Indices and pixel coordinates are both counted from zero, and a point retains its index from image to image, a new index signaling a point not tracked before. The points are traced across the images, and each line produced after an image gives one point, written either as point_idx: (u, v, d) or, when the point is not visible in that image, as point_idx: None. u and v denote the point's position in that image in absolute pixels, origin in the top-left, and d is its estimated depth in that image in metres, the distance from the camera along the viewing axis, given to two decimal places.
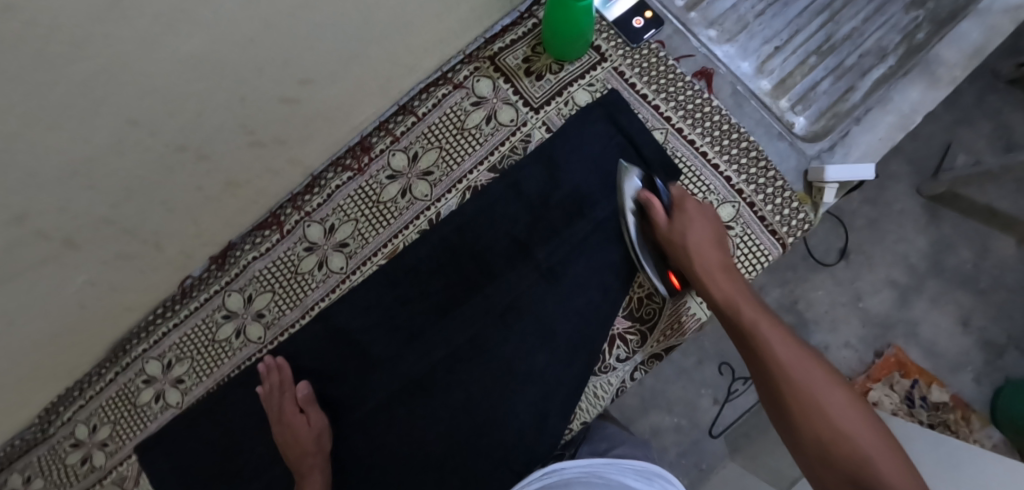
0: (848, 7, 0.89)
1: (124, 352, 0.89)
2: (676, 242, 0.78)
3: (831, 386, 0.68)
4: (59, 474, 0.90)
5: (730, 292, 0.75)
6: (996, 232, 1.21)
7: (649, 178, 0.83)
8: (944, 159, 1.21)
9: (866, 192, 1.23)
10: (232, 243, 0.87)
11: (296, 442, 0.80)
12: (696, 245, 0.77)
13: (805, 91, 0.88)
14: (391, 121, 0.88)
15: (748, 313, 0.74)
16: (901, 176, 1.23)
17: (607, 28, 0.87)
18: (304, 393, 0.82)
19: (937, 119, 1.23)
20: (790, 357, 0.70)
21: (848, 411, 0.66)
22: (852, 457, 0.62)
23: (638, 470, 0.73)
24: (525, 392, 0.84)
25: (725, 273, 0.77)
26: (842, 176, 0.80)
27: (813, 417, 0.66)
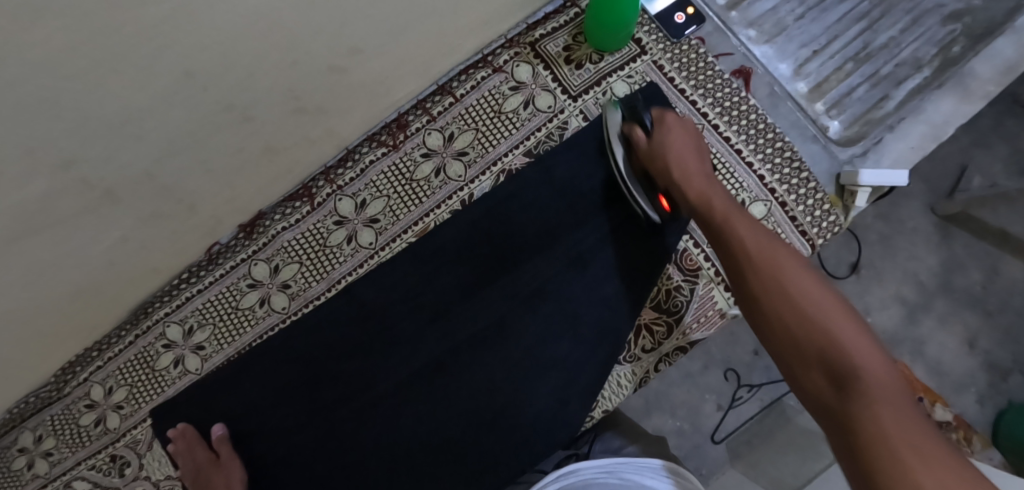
0: (887, 17, 0.91)
1: (146, 315, 0.88)
2: (655, 153, 0.77)
3: (809, 278, 0.62)
4: (71, 435, 0.89)
5: (706, 194, 0.73)
6: (1009, 255, 1.22)
7: (630, 105, 0.83)
8: (960, 180, 1.23)
9: (880, 208, 1.24)
10: (262, 212, 0.87)
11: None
12: (675, 152, 0.76)
13: (839, 96, 0.89)
14: (430, 101, 0.88)
15: (721, 208, 0.71)
16: (917, 194, 1.24)
17: (649, 22, 0.88)
18: (221, 433, 0.85)
19: (955, 140, 1.24)
20: (758, 244, 0.67)
21: (823, 301, 0.60)
22: (822, 342, 0.57)
23: (655, 469, 0.77)
24: (547, 377, 0.84)
25: (703, 178, 0.75)
26: (875, 181, 0.80)
27: (787, 311, 0.61)
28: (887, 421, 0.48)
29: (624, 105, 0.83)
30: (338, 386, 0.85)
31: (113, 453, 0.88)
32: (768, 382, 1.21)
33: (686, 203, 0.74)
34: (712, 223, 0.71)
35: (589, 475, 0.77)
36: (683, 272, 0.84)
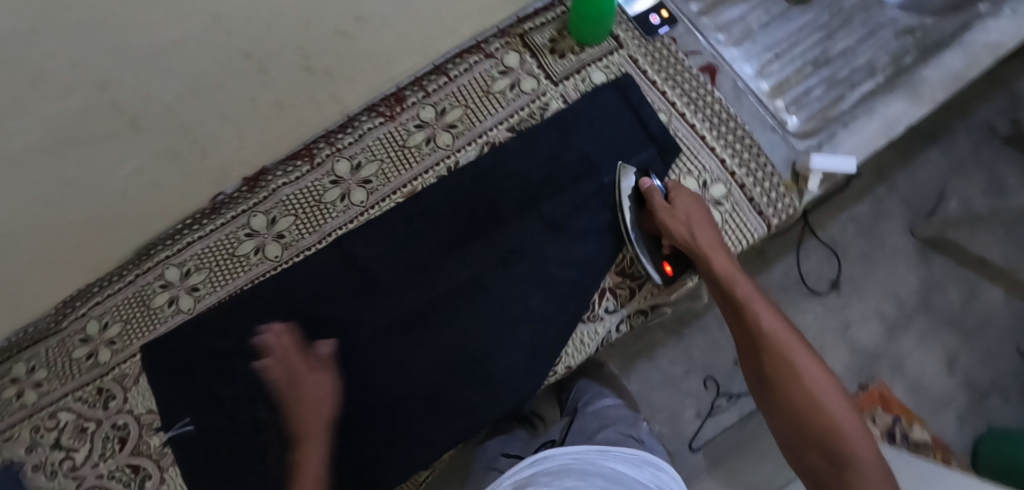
0: (843, 29, 1.00)
1: (147, 255, 0.94)
2: (675, 218, 0.83)
3: (813, 365, 0.75)
4: (62, 367, 0.93)
5: (729, 268, 0.81)
6: (985, 279, 1.27)
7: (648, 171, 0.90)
8: (937, 203, 1.29)
9: (862, 224, 1.29)
10: (266, 168, 0.94)
11: (304, 402, 0.84)
12: (695, 223, 0.83)
13: (799, 95, 0.97)
14: (426, 79, 0.96)
15: (742, 289, 0.80)
16: (897, 214, 1.29)
17: (626, 21, 0.98)
18: (327, 350, 0.87)
19: (935, 166, 1.31)
20: (773, 325, 0.78)
21: (823, 381, 0.74)
22: (824, 423, 0.71)
23: (627, 457, 0.80)
24: (519, 332, 0.88)
25: (719, 249, 0.83)
26: (825, 165, 0.88)
27: (797, 393, 0.73)
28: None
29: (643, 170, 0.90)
30: (321, 332, 0.90)
31: (100, 387, 0.92)
32: (747, 393, 1.23)
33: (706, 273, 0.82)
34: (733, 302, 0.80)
35: (562, 460, 0.78)
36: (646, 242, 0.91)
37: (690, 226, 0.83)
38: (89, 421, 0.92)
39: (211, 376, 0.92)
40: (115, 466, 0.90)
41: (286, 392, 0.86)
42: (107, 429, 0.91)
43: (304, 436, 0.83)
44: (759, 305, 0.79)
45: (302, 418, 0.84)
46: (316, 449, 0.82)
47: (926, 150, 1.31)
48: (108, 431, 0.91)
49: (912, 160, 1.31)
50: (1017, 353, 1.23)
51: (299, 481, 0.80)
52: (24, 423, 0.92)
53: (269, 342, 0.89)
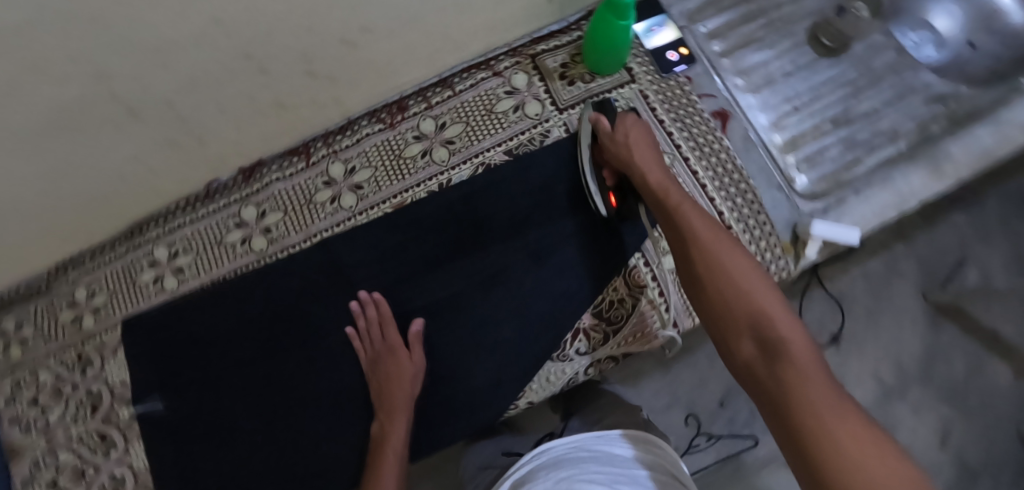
0: (872, 88, 0.95)
1: (140, 232, 0.97)
2: (618, 140, 0.82)
3: (746, 264, 0.66)
4: (48, 327, 0.97)
5: (664, 181, 0.77)
6: (996, 358, 1.18)
7: (601, 104, 0.88)
8: (955, 270, 1.22)
9: (871, 282, 1.23)
10: (262, 160, 0.96)
11: (393, 378, 0.85)
12: (635, 142, 0.81)
13: (812, 153, 0.93)
14: (430, 90, 0.96)
15: (675, 197, 0.75)
16: (910, 276, 1.23)
17: (642, 54, 0.95)
18: (417, 330, 0.87)
19: (958, 231, 1.24)
20: (704, 228, 0.70)
21: (755, 277, 0.64)
22: (753, 316, 0.61)
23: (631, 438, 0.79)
24: (488, 358, 0.88)
25: (658, 165, 0.79)
26: (827, 233, 0.84)
27: (725, 290, 0.64)
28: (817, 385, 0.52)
29: (595, 103, 0.88)
30: (297, 329, 0.92)
31: (80, 352, 0.95)
32: (728, 435, 1.19)
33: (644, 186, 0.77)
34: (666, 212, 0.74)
35: (560, 451, 0.76)
36: (630, 287, 0.88)
37: (631, 144, 0.80)
38: (65, 384, 0.95)
39: (182, 359, 0.93)
40: (84, 431, 0.93)
41: (377, 364, 0.87)
42: (81, 394, 0.94)
43: (386, 406, 0.85)
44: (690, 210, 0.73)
45: (383, 389, 0.86)
46: (398, 423, 0.84)
47: (950, 213, 1.25)
48: (82, 395, 0.94)
49: (935, 223, 1.25)
50: (1019, 439, 1.14)
51: (382, 453, 0.82)
52: (7, 376, 0.96)
53: (358, 315, 0.90)
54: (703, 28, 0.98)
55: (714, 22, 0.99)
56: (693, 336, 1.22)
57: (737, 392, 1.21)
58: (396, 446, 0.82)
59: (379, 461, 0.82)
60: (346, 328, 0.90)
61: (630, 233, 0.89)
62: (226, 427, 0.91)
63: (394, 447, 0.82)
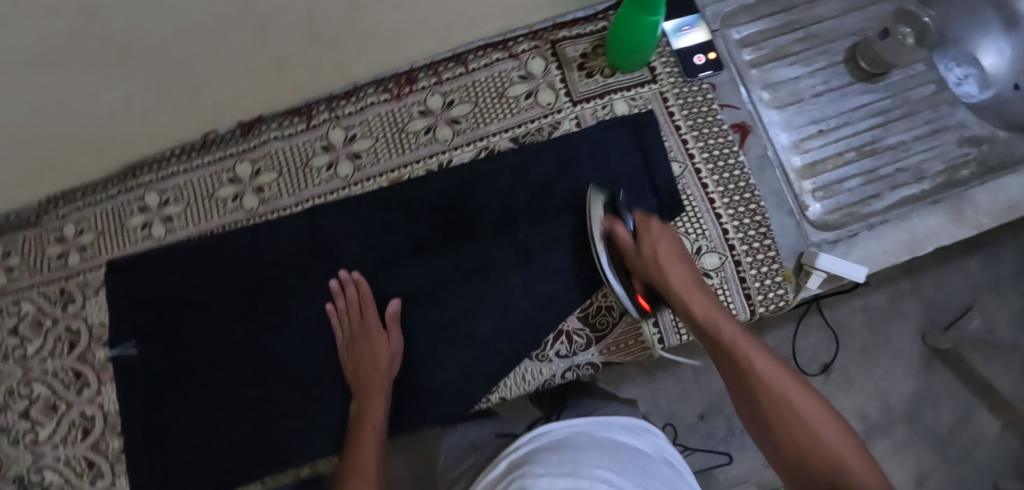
0: (904, 120, 0.91)
1: (134, 175, 0.95)
2: (649, 258, 0.78)
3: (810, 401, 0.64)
4: (34, 259, 0.97)
5: (708, 307, 0.74)
6: (985, 408, 1.16)
7: (611, 200, 0.83)
8: (960, 317, 1.18)
9: (872, 318, 1.19)
10: (262, 117, 0.93)
11: (371, 360, 0.83)
12: (668, 261, 0.77)
13: (831, 181, 0.89)
14: (442, 65, 0.92)
15: (723, 328, 0.72)
16: (912, 317, 1.18)
17: (668, 54, 0.90)
18: (394, 310, 0.86)
19: (969, 278, 1.19)
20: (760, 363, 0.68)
21: (820, 418, 0.63)
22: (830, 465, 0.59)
23: (624, 425, 0.76)
24: (464, 349, 0.86)
25: (699, 288, 0.77)
26: (832, 267, 0.81)
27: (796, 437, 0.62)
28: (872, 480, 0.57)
29: (606, 199, 0.83)
30: (276, 294, 0.90)
31: (63, 287, 0.96)
32: (703, 449, 1.18)
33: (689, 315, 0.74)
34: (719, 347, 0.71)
35: (559, 434, 0.71)
36: None
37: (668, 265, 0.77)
38: (46, 318, 0.96)
39: (160, 308, 0.92)
40: (61, 367, 0.94)
41: (352, 345, 0.85)
42: (60, 330, 0.95)
43: (362, 388, 0.84)
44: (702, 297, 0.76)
45: (359, 370, 0.84)
46: (377, 405, 0.83)
47: (966, 257, 1.19)
48: (60, 332, 0.95)
49: (947, 266, 1.20)
50: None
51: (361, 433, 0.81)
52: None
53: (337, 293, 0.88)
54: (736, 34, 0.93)
55: (748, 29, 0.93)
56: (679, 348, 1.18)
57: (718, 409, 1.19)
58: (375, 423, 0.81)
59: (356, 440, 0.80)
60: (325, 303, 0.89)
61: None
62: (193, 383, 0.91)
63: (373, 428, 0.81)
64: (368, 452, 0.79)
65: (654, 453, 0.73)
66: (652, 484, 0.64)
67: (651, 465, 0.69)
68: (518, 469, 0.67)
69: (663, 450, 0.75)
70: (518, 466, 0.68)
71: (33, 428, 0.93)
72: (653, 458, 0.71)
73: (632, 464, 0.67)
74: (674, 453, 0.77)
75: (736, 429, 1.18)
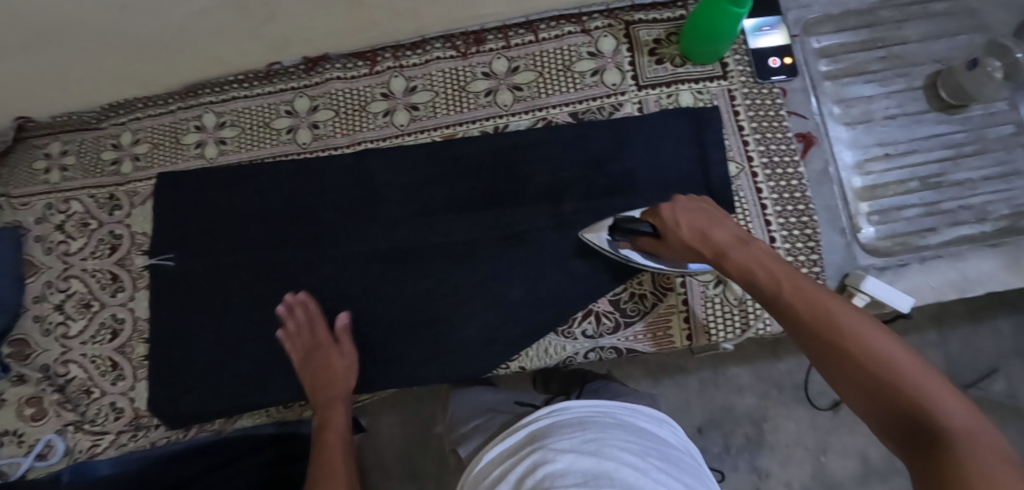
0: (974, 157, 0.87)
1: (195, 95, 0.97)
2: (666, 223, 0.74)
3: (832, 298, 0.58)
4: (89, 162, 1.00)
5: (723, 233, 0.70)
6: None
7: (621, 219, 0.80)
8: (983, 378, 1.14)
9: None
10: (328, 56, 0.94)
11: (327, 374, 0.85)
12: (679, 209, 0.73)
13: (889, 207, 0.87)
14: (513, 30, 0.91)
15: (728, 242, 0.69)
16: (935, 369, 1.15)
17: (743, 52, 0.88)
18: (343, 322, 0.88)
19: (1001, 340, 1.15)
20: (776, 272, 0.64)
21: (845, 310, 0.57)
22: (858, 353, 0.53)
23: (651, 414, 0.77)
24: (487, 314, 0.86)
25: (710, 218, 0.72)
26: (876, 292, 0.79)
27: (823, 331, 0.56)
28: (957, 424, 0.47)
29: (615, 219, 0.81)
30: (314, 231, 0.92)
31: (112, 193, 0.98)
32: None
33: (702, 247, 0.70)
34: (730, 262, 0.67)
35: (582, 411, 0.73)
36: (655, 285, 0.85)
37: (676, 212, 0.74)
38: (92, 219, 0.98)
39: (200, 227, 0.94)
40: (99, 267, 0.97)
41: (303, 365, 0.86)
42: (103, 233, 0.98)
43: (320, 403, 0.84)
44: (740, 251, 0.67)
45: (316, 383, 0.85)
46: (338, 415, 0.84)
47: (1000, 319, 1.16)
48: (104, 234, 0.98)
49: (979, 324, 1.16)
50: None
51: (325, 443, 0.81)
52: (42, 196, 1.00)
53: (284, 318, 0.88)
54: (816, 43, 0.90)
55: (829, 40, 0.91)
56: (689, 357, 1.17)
57: (718, 425, 1.17)
58: (338, 431, 0.82)
59: (322, 451, 0.81)
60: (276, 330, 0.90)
61: None
62: (222, 303, 0.93)
63: (334, 439, 0.82)
64: (335, 461, 0.79)
65: (676, 444, 0.74)
66: (676, 472, 0.65)
67: (675, 455, 0.70)
68: (538, 440, 0.68)
69: (684, 441, 0.76)
70: (538, 437, 0.70)
71: (65, 322, 0.97)
72: (676, 448, 0.72)
73: (657, 452, 0.67)
74: (694, 446, 0.78)
75: (732, 448, 1.16)
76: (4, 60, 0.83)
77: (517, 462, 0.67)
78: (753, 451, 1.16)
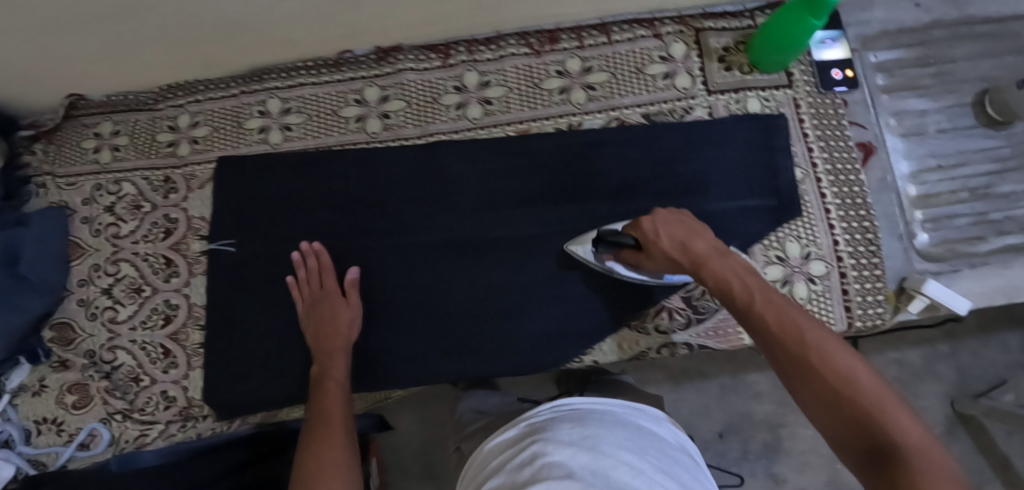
0: (1018, 172, 0.93)
1: (259, 80, 0.96)
2: (645, 233, 0.74)
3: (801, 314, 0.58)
4: (142, 142, 0.97)
5: (695, 241, 0.70)
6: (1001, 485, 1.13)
7: (606, 233, 0.82)
8: (992, 389, 1.17)
9: (903, 371, 1.19)
10: (401, 47, 0.94)
11: (334, 327, 0.84)
12: (655, 220, 0.74)
13: (941, 215, 0.91)
14: (587, 31, 0.93)
15: (704, 251, 0.68)
16: (944, 379, 1.19)
17: (807, 64, 0.92)
18: (352, 277, 0.88)
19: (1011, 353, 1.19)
20: (746, 282, 0.63)
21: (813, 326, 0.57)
22: (827, 368, 0.53)
23: (651, 414, 0.73)
24: (554, 309, 0.88)
25: (688, 229, 0.72)
26: (937, 295, 0.82)
27: (791, 343, 0.56)
28: (911, 441, 0.47)
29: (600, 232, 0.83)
30: (381, 220, 0.91)
31: (168, 175, 0.96)
32: (715, 466, 1.17)
33: (676, 255, 0.70)
34: (703, 271, 0.67)
35: (583, 408, 0.70)
36: None
37: (653, 223, 0.74)
38: (145, 201, 0.96)
39: (262, 213, 0.93)
40: (151, 251, 0.94)
41: (309, 313, 0.86)
42: (157, 216, 0.95)
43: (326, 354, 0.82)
44: (719, 262, 0.67)
45: (319, 331, 0.84)
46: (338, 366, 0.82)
47: (1008, 333, 1.19)
48: (157, 218, 0.95)
49: (987, 337, 1.20)
50: None
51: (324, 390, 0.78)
52: (90, 177, 0.98)
53: (297, 265, 0.89)
54: (873, 57, 0.95)
55: (886, 55, 0.95)
56: (711, 363, 1.19)
57: (738, 430, 1.18)
58: (337, 378, 0.80)
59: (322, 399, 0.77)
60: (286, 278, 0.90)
61: (757, 227, 0.87)
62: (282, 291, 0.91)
63: (334, 390, 0.78)
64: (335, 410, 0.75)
65: (674, 442, 0.71)
66: (673, 471, 0.62)
67: (673, 454, 0.66)
68: (538, 434, 0.65)
69: (683, 441, 0.73)
70: (539, 431, 0.66)
71: (113, 306, 0.93)
72: (674, 447, 0.69)
73: (654, 449, 0.64)
74: (694, 448, 0.75)
75: (751, 454, 1.17)
76: (77, 37, 0.80)
77: (514, 456, 0.64)
78: (770, 457, 1.17)
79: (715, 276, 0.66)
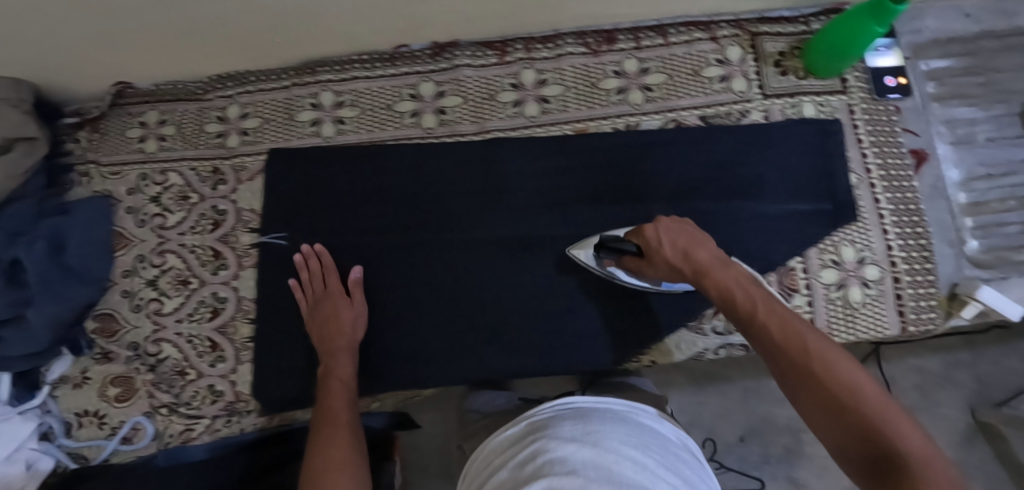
0: None
1: (311, 72, 0.95)
2: (647, 240, 0.73)
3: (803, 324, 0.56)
4: (190, 132, 0.96)
5: (696, 249, 0.68)
6: None
7: (604, 241, 0.82)
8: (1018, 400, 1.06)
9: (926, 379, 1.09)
10: (459, 43, 0.93)
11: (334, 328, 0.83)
12: (658, 227, 0.72)
13: (991, 222, 0.92)
14: (644, 32, 0.93)
15: (705, 261, 0.66)
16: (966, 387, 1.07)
17: (861, 71, 0.93)
18: (355, 276, 0.87)
19: None
20: (747, 292, 0.61)
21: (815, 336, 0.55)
22: (829, 379, 0.51)
23: (649, 411, 0.66)
24: (609, 307, 0.87)
25: (689, 237, 0.70)
26: (992, 301, 0.81)
27: (794, 355, 0.54)
28: (916, 451, 0.45)
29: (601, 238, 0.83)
30: (436, 216, 0.91)
31: (217, 166, 0.95)
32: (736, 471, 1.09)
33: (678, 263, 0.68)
34: (705, 280, 0.65)
35: (581, 405, 0.63)
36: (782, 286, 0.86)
37: (655, 230, 0.72)
38: (193, 192, 0.94)
39: (315, 206, 0.92)
40: (198, 243, 0.93)
41: (313, 314, 0.85)
42: (205, 208, 0.94)
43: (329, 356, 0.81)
44: (721, 271, 0.65)
45: (322, 332, 0.83)
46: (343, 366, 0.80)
47: None
48: (205, 209, 0.94)
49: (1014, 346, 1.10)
50: None
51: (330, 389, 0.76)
52: (135, 166, 0.96)
53: (297, 267, 0.88)
54: (924, 66, 0.96)
55: (936, 64, 0.96)
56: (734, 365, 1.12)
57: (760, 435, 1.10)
58: (342, 378, 0.78)
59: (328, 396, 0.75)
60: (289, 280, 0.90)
61: (815, 230, 0.87)
62: None
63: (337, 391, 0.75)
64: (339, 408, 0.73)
65: (675, 438, 0.64)
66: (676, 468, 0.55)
67: (675, 452, 0.59)
68: (538, 433, 0.59)
69: (685, 438, 0.66)
70: (539, 429, 0.60)
71: (159, 298, 0.92)
72: (674, 443, 0.62)
73: (655, 446, 0.58)
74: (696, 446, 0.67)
75: (772, 458, 1.09)
76: (142, 23, 0.79)
77: (514, 457, 0.57)
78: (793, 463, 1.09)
79: (717, 286, 0.64)
